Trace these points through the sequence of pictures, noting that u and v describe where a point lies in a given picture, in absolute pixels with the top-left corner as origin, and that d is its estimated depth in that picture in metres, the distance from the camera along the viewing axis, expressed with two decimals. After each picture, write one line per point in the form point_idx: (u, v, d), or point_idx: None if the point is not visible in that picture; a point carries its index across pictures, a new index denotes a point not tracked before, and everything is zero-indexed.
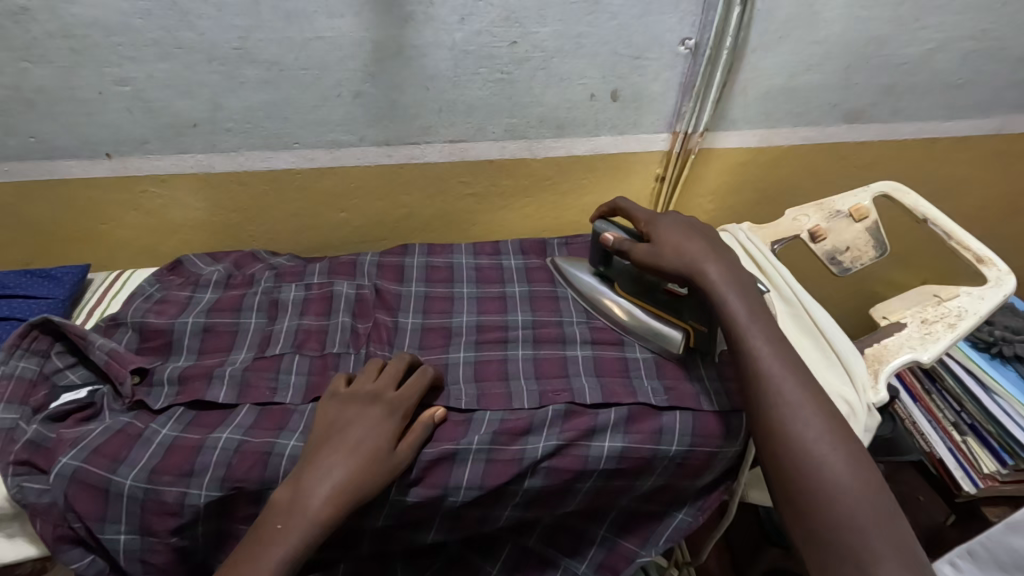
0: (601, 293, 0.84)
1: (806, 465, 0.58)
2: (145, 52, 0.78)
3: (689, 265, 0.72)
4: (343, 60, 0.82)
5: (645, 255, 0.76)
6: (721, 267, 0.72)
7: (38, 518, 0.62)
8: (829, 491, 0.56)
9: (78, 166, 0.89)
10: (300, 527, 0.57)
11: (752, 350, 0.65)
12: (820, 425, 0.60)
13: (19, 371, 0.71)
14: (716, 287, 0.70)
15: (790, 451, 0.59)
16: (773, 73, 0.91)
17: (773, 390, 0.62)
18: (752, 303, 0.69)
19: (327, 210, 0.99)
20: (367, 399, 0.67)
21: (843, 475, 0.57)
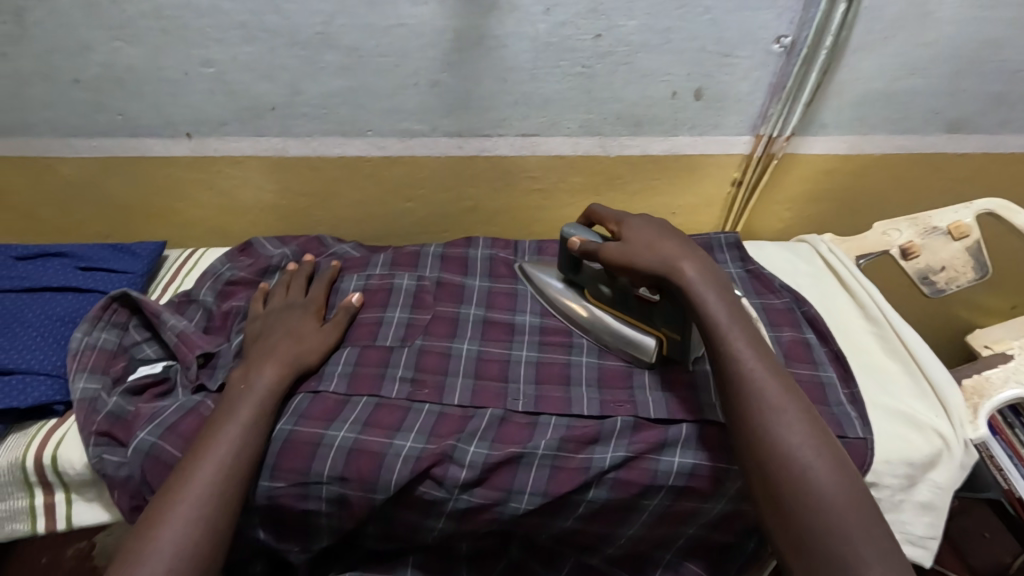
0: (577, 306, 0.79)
1: (790, 471, 0.53)
2: (232, 35, 0.79)
3: (665, 262, 0.67)
4: (423, 48, 0.81)
5: (615, 253, 0.70)
6: (698, 264, 0.66)
7: (115, 489, 0.64)
8: (816, 500, 0.52)
9: (160, 145, 0.91)
10: (214, 479, 0.58)
11: (735, 351, 0.61)
12: (800, 429, 0.56)
13: (101, 343, 0.73)
14: (698, 289, 0.64)
15: (773, 457, 0.55)
16: (872, 76, 0.85)
17: (751, 393, 0.58)
18: (734, 306, 0.64)
19: (394, 199, 0.99)
20: (289, 307, 0.78)
21: (829, 484, 0.52)
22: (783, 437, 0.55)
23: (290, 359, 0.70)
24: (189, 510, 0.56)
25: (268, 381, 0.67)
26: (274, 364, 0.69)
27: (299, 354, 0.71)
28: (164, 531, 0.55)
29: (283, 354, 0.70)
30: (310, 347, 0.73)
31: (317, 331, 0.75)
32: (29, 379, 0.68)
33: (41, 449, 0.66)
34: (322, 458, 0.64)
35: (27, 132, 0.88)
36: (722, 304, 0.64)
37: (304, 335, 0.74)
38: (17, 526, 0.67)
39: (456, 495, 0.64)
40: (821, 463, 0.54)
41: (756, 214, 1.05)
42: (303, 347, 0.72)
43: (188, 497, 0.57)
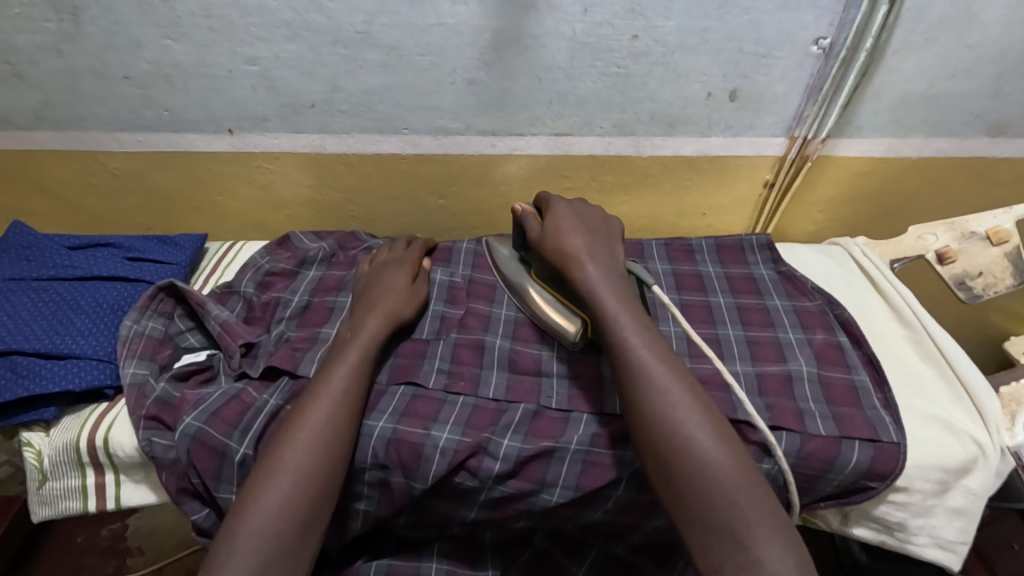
0: (520, 280, 0.82)
1: (677, 448, 0.55)
2: (277, 33, 0.81)
3: (568, 256, 0.71)
4: (461, 47, 0.82)
5: (537, 240, 0.75)
6: (598, 263, 0.70)
7: (163, 470, 0.67)
8: (705, 477, 0.53)
9: (203, 139, 0.94)
10: (333, 405, 0.63)
11: (625, 339, 0.62)
12: (690, 411, 0.57)
13: (148, 330, 0.76)
14: (594, 286, 0.67)
15: (666, 441, 0.56)
16: (911, 79, 0.84)
17: (644, 384, 0.59)
18: (626, 299, 0.67)
19: (427, 195, 1.01)
20: (393, 262, 0.84)
21: (713, 455, 0.54)
22: (673, 419, 0.56)
23: (390, 314, 0.74)
24: (311, 433, 0.60)
25: (373, 331, 0.71)
26: (379, 315, 0.73)
27: (399, 311, 0.75)
28: (290, 456, 0.59)
29: (385, 309, 0.74)
30: (406, 300, 0.77)
31: (411, 290, 0.79)
32: (81, 363, 0.71)
33: (94, 431, 0.69)
34: (364, 446, 0.66)
35: (77, 126, 0.92)
36: (614, 299, 0.66)
37: (403, 294, 0.78)
38: (69, 504, 0.71)
39: (489, 486, 0.66)
40: (709, 440, 0.55)
41: (787, 215, 1.04)
42: (402, 304, 0.76)
43: (308, 420, 0.61)
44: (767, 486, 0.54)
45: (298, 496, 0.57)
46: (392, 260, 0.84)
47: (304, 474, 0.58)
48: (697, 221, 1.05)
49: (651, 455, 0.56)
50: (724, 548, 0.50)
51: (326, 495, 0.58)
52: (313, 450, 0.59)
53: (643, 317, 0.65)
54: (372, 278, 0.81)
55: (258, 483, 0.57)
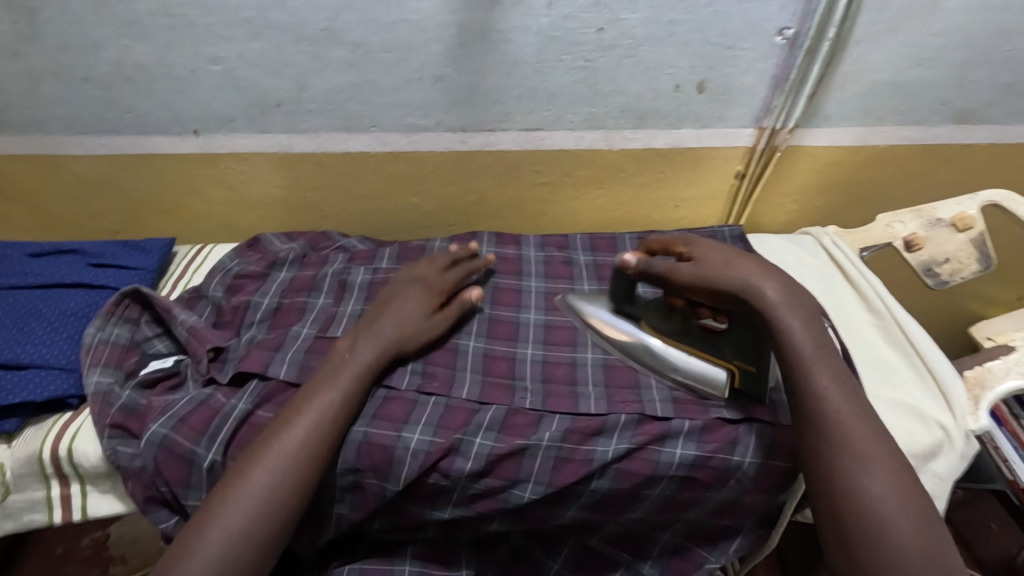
0: (631, 335, 0.76)
1: (871, 521, 0.52)
2: (239, 31, 0.80)
3: (743, 287, 0.63)
4: (428, 43, 0.81)
5: (689, 275, 0.66)
6: (782, 287, 0.63)
7: (130, 479, 0.66)
8: (899, 559, 0.50)
9: (169, 142, 0.92)
10: (312, 424, 0.63)
11: (818, 387, 0.59)
12: (883, 481, 0.54)
13: (114, 337, 0.74)
14: (779, 316, 0.62)
15: (853, 508, 0.53)
16: (878, 67, 0.85)
17: (836, 441, 0.56)
18: (823, 340, 0.62)
19: (400, 193, 1.00)
20: (413, 279, 0.79)
21: (911, 538, 0.51)
22: (862, 483, 0.54)
23: (388, 342, 0.71)
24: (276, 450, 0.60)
25: (368, 359, 0.69)
26: (378, 342, 0.70)
27: (403, 339, 0.72)
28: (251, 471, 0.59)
29: (386, 340, 0.71)
30: (415, 332, 0.74)
31: (426, 324, 0.75)
32: (43, 374, 0.70)
33: (57, 441, 0.68)
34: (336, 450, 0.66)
35: (38, 129, 0.90)
36: (813, 341, 0.61)
37: (414, 319, 0.74)
38: (34, 516, 0.69)
39: (463, 486, 0.67)
40: (904, 515, 0.52)
41: (760, 205, 1.04)
42: (406, 330, 0.73)
43: (282, 444, 0.61)
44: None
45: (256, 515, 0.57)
46: (415, 276, 0.79)
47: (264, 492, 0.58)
48: (671, 213, 1.05)
49: (836, 520, 0.53)
50: None
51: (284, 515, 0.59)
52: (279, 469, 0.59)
53: (840, 367, 0.61)
54: (387, 296, 0.77)
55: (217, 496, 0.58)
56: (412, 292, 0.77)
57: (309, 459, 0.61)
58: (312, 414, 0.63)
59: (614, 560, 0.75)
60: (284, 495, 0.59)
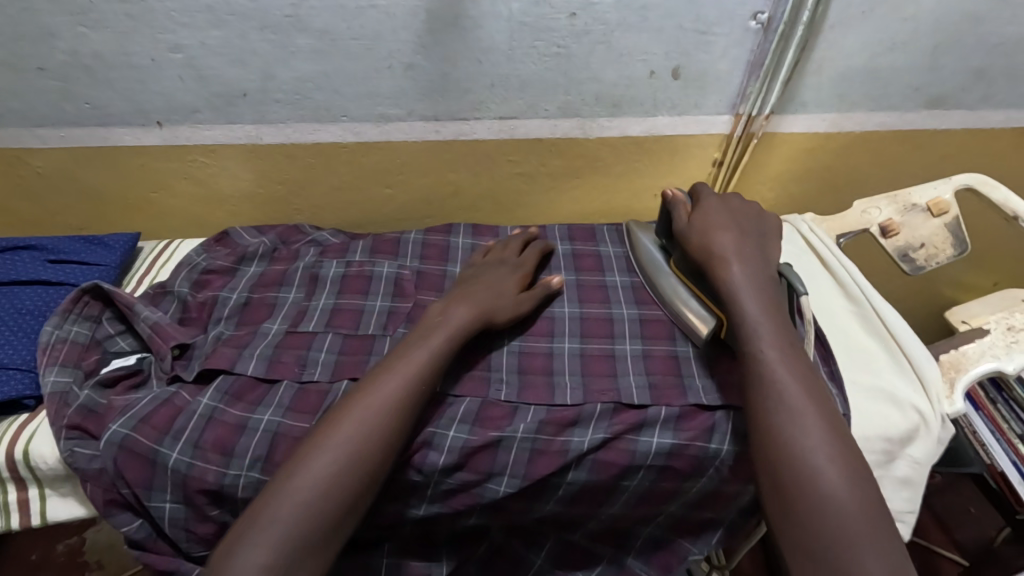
0: (659, 265, 0.82)
1: (800, 473, 0.54)
2: (199, 18, 0.77)
3: (714, 254, 0.70)
4: (396, 30, 0.79)
5: (682, 232, 0.75)
6: (746, 265, 0.68)
7: (88, 482, 0.64)
8: (821, 503, 0.52)
9: (131, 134, 0.89)
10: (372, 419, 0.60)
11: (761, 352, 0.61)
12: (812, 430, 0.56)
13: (73, 336, 0.72)
14: (735, 283, 0.67)
15: (784, 454, 0.55)
16: (852, 53, 0.84)
17: (773, 394, 0.59)
18: (770, 310, 0.65)
19: (374, 185, 0.98)
20: (495, 263, 0.82)
21: (836, 487, 0.52)
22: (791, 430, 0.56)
23: (480, 313, 0.72)
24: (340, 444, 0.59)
25: (461, 322, 0.70)
26: (470, 307, 0.72)
27: (492, 311, 0.73)
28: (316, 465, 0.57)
29: (481, 303, 0.73)
30: (504, 304, 0.75)
31: (516, 299, 0.76)
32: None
33: (12, 444, 0.65)
34: None
35: None
36: (760, 305, 0.65)
37: (502, 294, 0.76)
38: None
39: (437, 480, 0.65)
40: (830, 462, 0.54)
41: (738, 193, 1.04)
42: (498, 303, 0.74)
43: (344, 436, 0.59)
44: (893, 532, 0.51)
45: (304, 520, 0.55)
46: (499, 261, 0.82)
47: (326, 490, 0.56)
48: (650, 203, 1.04)
49: (770, 475, 0.55)
50: None
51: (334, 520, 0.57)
52: (327, 473, 0.57)
53: (789, 331, 0.64)
54: (477, 273, 0.80)
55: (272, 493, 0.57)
56: (499, 272, 0.79)
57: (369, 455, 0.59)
58: (364, 418, 0.60)
59: (597, 554, 0.75)
60: (334, 498, 0.57)
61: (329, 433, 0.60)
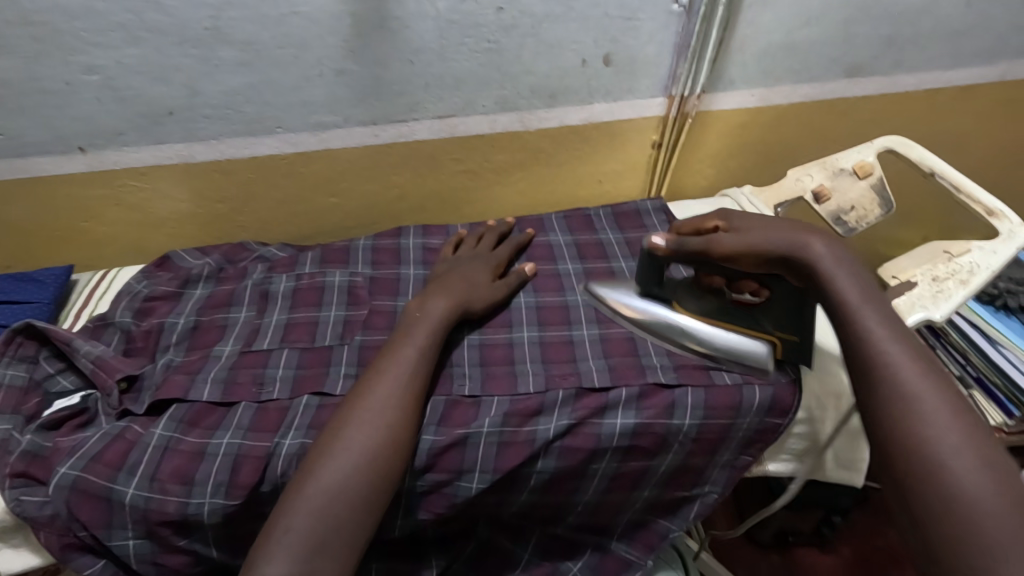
0: (661, 316, 0.74)
1: (920, 452, 0.49)
2: (113, 37, 0.74)
3: (790, 245, 0.64)
4: (323, 36, 0.78)
5: (730, 244, 0.66)
6: (831, 246, 0.63)
7: (41, 530, 0.61)
8: (950, 485, 0.46)
9: (53, 163, 0.85)
10: (365, 436, 0.60)
11: (871, 335, 0.56)
12: (954, 433, 0.49)
13: (9, 379, 0.68)
14: (825, 265, 0.61)
15: (902, 436, 0.50)
16: (770, 29, 0.88)
17: (897, 397, 0.52)
18: (870, 291, 0.60)
19: (317, 195, 0.96)
20: (467, 257, 0.83)
21: (971, 473, 0.47)
22: (925, 434, 0.49)
23: (462, 303, 0.74)
24: (339, 461, 0.58)
25: (441, 312, 0.72)
26: (447, 299, 0.74)
27: (470, 298, 0.75)
28: (312, 484, 0.57)
29: (455, 294, 0.74)
30: (481, 293, 0.77)
31: (491, 286, 0.78)
32: None
33: None
34: (273, 467, 0.63)
35: None
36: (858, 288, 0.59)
37: (480, 285, 0.77)
38: None
39: (410, 483, 0.65)
40: (962, 449, 0.48)
41: (680, 173, 1.06)
42: (474, 293, 0.76)
43: (338, 453, 0.59)
44: None
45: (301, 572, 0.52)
46: (472, 256, 0.83)
47: (324, 512, 0.55)
48: (596, 189, 1.06)
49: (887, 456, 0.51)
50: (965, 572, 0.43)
51: (330, 564, 0.53)
52: (317, 519, 0.55)
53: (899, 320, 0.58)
54: (452, 267, 0.81)
55: (277, 518, 0.55)
56: (473, 263, 0.81)
57: (366, 469, 0.58)
58: (346, 454, 0.58)
59: (580, 542, 0.76)
60: (330, 518, 0.55)
61: (314, 471, 0.58)
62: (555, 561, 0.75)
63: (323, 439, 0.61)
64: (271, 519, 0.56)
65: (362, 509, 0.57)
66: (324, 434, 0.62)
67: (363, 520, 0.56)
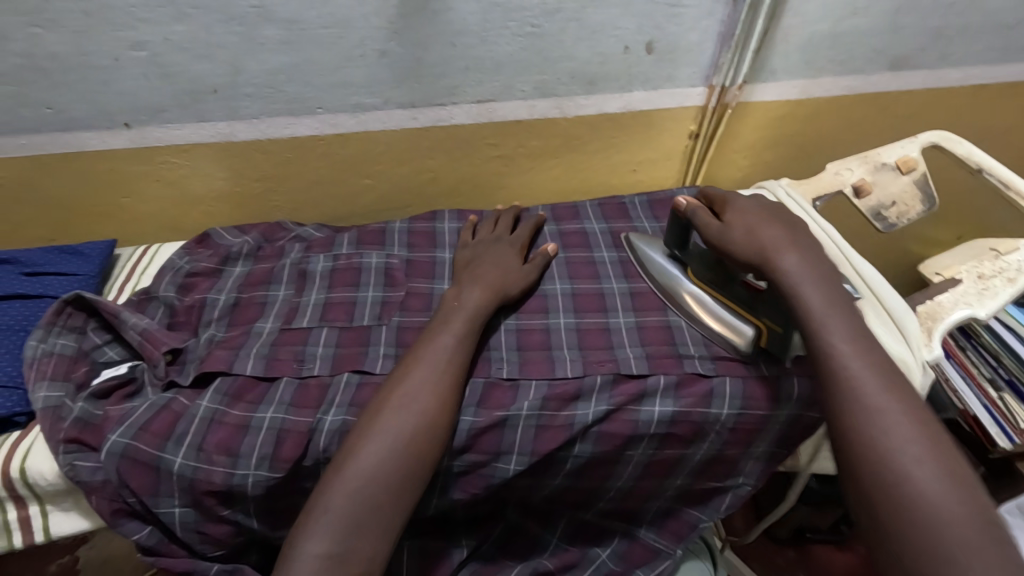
0: (674, 276, 0.77)
1: (880, 467, 0.52)
2: (161, 13, 0.75)
3: (763, 251, 0.65)
4: (367, 16, 0.78)
5: (717, 235, 0.69)
6: (802, 259, 0.64)
7: (92, 495, 0.63)
8: (903, 498, 0.50)
9: (97, 138, 0.86)
10: (403, 419, 0.61)
11: (835, 349, 0.58)
12: (911, 448, 0.52)
13: (59, 348, 0.70)
14: (792, 278, 0.63)
15: (863, 452, 0.53)
16: (816, 19, 0.87)
17: (861, 408, 0.55)
18: (834, 301, 0.62)
19: (353, 177, 0.97)
20: (490, 240, 0.84)
21: (927, 486, 0.50)
22: (882, 452, 0.52)
23: (497, 287, 0.75)
24: (376, 446, 0.59)
25: (478, 302, 0.72)
26: (482, 288, 0.74)
27: (505, 285, 0.76)
28: (350, 468, 0.58)
29: (490, 280, 0.75)
30: (512, 277, 0.77)
31: (520, 268, 0.79)
32: None
33: (8, 462, 0.64)
34: (317, 442, 0.64)
35: None
36: (822, 299, 0.61)
37: (510, 270, 0.78)
38: None
39: (447, 463, 0.66)
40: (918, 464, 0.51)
41: (715, 163, 1.06)
42: (506, 277, 0.77)
43: (375, 438, 0.60)
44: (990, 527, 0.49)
45: (339, 553, 0.54)
46: (493, 239, 0.84)
47: (359, 496, 0.57)
48: (629, 178, 1.05)
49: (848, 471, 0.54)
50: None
51: (368, 545, 0.56)
52: (354, 503, 0.56)
53: (866, 332, 0.60)
54: (479, 251, 0.82)
55: (315, 502, 0.57)
56: (496, 248, 0.81)
57: (404, 455, 0.59)
58: (385, 438, 0.60)
59: (609, 529, 0.77)
60: (365, 506, 0.57)
61: (352, 455, 0.59)
62: (584, 547, 0.75)
63: (362, 423, 0.62)
64: (313, 497, 0.58)
65: (399, 491, 0.58)
66: (363, 419, 0.62)
67: (399, 506, 0.58)
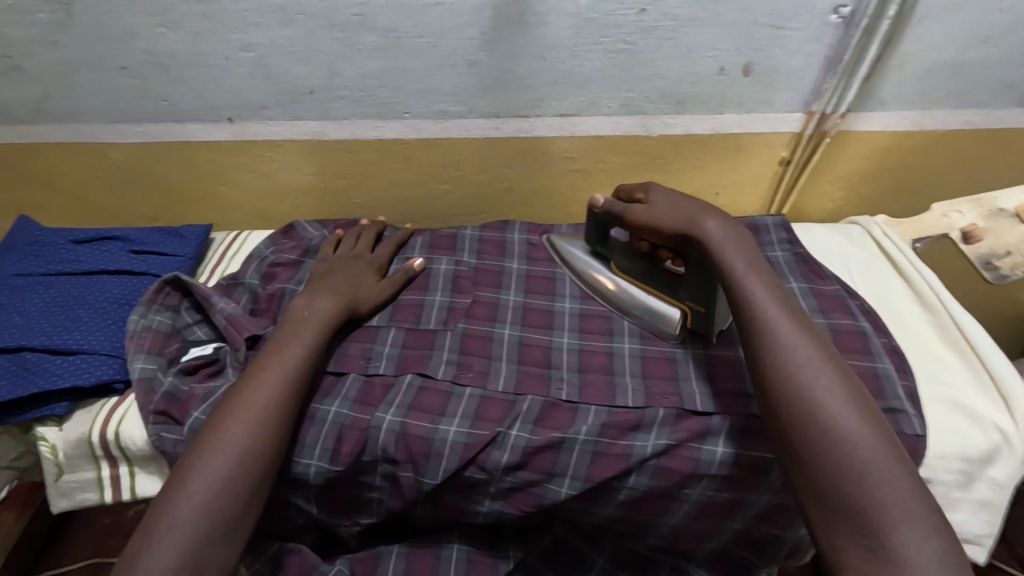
0: (593, 273, 0.81)
1: (809, 419, 0.52)
2: (271, 18, 0.79)
3: (689, 219, 0.67)
4: (461, 27, 0.79)
5: (641, 216, 0.70)
6: (722, 224, 0.65)
7: (174, 464, 0.68)
8: (831, 449, 0.50)
9: (203, 129, 0.92)
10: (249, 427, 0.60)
11: (760, 309, 0.59)
12: (837, 398, 0.52)
13: (156, 325, 0.76)
14: (717, 242, 0.64)
15: (793, 411, 0.53)
16: (937, 47, 0.80)
17: (778, 353, 0.55)
18: (755, 261, 0.63)
19: (432, 180, 0.99)
20: (350, 258, 0.84)
21: (856, 431, 0.50)
22: (809, 406, 0.52)
23: (342, 298, 0.75)
24: (222, 456, 0.58)
25: (326, 310, 0.73)
26: (334, 297, 0.75)
27: (355, 299, 0.77)
28: (194, 481, 0.56)
29: (340, 290, 0.76)
30: (363, 292, 0.78)
31: (376, 286, 0.80)
32: (91, 359, 0.73)
33: (105, 425, 0.71)
34: (375, 439, 0.66)
35: (76, 118, 0.90)
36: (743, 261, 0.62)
37: (363, 284, 0.79)
38: (87, 495, 0.73)
39: (499, 477, 0.66)
40: (845, 413, 0.51)
41: (806, 193, 1.00)
42: (358, 291, 0.78)
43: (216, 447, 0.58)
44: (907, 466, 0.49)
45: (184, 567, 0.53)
46: (353, 256, 0.84)
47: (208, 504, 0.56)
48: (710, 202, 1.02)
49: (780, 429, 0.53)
50: (851, 524, 0.47)
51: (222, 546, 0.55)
52: (205, 508, 0.55)
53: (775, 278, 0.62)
54: (335, 268, 0.81)
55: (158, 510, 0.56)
56: (352, 266, 0.82)
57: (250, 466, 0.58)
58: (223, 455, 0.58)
59: (655, 561, 0.75)
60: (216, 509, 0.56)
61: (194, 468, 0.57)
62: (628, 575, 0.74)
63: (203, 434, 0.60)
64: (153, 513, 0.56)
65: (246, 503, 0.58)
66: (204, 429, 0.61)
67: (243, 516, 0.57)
